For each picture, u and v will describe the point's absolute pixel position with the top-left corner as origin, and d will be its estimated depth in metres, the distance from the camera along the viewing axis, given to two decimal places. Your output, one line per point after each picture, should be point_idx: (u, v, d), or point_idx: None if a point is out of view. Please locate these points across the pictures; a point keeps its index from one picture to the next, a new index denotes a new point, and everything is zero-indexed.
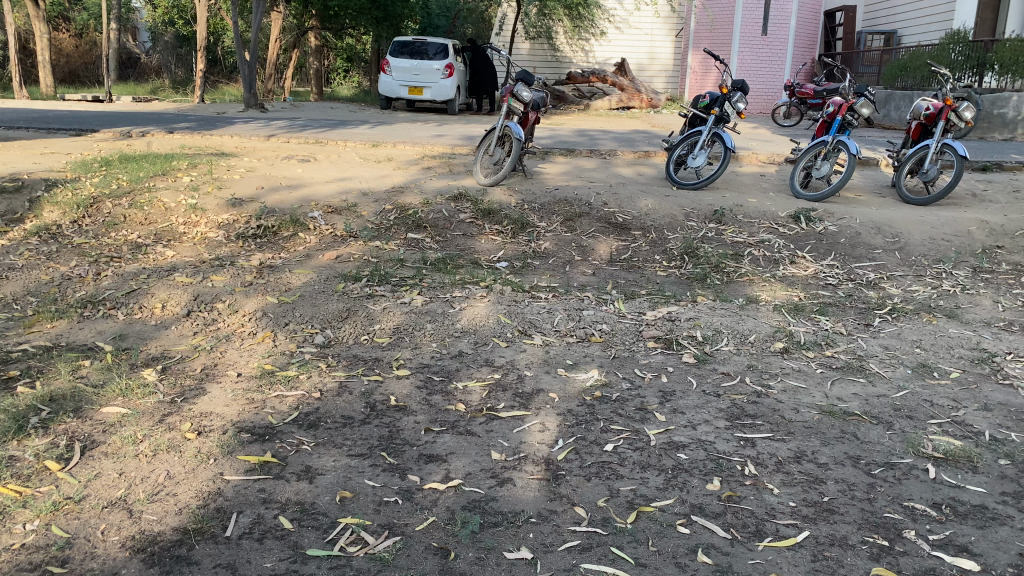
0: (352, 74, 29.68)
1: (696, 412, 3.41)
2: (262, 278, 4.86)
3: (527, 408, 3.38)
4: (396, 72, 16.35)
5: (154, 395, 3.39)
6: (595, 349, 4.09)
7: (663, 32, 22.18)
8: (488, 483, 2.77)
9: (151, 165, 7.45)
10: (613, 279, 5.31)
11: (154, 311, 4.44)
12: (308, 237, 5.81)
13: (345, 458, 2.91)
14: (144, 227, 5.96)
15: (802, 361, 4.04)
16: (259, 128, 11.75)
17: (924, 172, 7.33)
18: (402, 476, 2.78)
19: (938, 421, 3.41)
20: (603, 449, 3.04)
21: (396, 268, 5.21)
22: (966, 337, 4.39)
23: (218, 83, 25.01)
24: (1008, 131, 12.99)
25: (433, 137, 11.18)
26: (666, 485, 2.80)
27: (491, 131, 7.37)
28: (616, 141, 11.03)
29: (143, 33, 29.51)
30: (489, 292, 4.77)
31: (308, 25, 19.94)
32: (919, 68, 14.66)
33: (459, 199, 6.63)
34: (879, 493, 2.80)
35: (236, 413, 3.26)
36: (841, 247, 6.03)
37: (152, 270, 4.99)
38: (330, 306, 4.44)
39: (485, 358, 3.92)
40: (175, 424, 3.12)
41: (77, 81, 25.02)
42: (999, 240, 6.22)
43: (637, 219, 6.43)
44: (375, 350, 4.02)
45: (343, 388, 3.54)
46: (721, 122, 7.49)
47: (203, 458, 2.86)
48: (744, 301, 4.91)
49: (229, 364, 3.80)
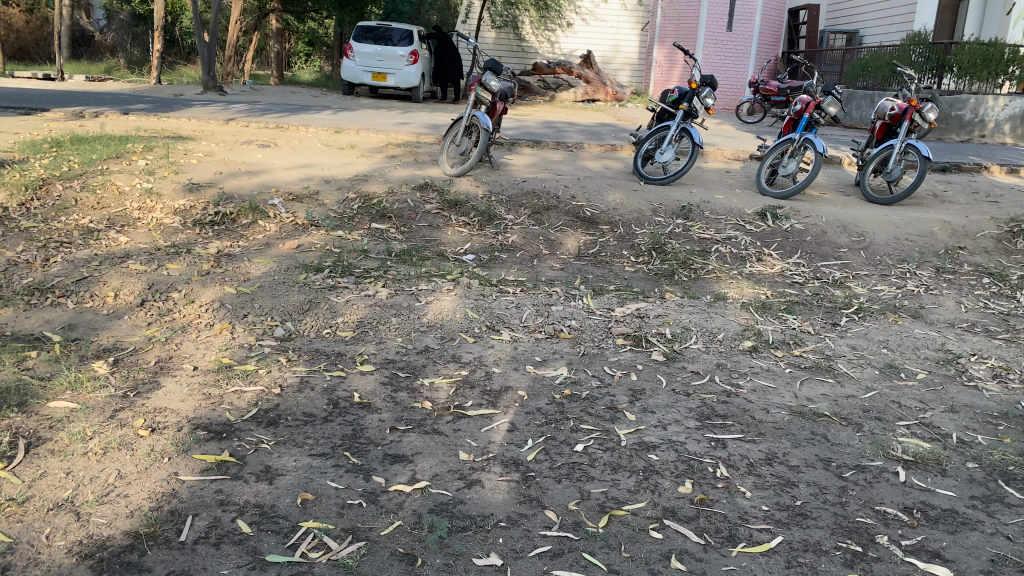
0: (314, 58, 29.35)
1: (666, 411, 3.35)
2: (219, 267, 4.70)
3: (496, 406, 3.30)
4: (359, 57, 16.10)
5: (106, 389, 3.24)
6: (564, 346, 4.02)
7: (629, 26, 22.19)
8: (456, 485, 2.68)
9: (104, 147, 7.19)
10: (582, 274, 5.25)
11: (106, 300, 4.25)
12: (268, 225, 5.65)
13: (307, 457, 2.80)
14: (96, 211, 5.74)
15: (770, 360, 4.01)
16: (218, 111, 11.46)
17: (888, 172, 7.42)
18: (367, 478, 2.68)
19: (906, 423, 3.41)
20: (573, 449, 2.97)
21: (360, 259, 5.10)
22: (932, 338, 4.41)
23: (175, 64, 24.51)
24: (966, 132, 13.22)
25: (397, 124, 11.00)
26: (637, 488, 2.74)
27: (458, 120, 7.26)
28: (582, 134, 10.99)
29: (97, 11, 28.71)
30: (456, 286, 4.67)
31: (269, 7, 19.61)
32: (880, 68, 14.85)
33: (424, 188, 6.52)
34: (851, 497, 2.78)
35: (192, 409, 3.12)
36: (807, 245, 6.04)
37: (104, 257, 4.80)
38: (292, 298, 4.32)
39: (452, 354, 3.83)
40: (127, 421, 2.98)
41: (27, 57, 24.32)
42: (961, 241, 6.30)
43: (604, 214, 6.37)
44: (338, 344, 3.90)
45: (304, 384, 3.42)
46: (689, 118, 7.46)
47: (156, 457, 2.73)
48: (712, 298, 4.88)
49: (185, 357, 3.65)
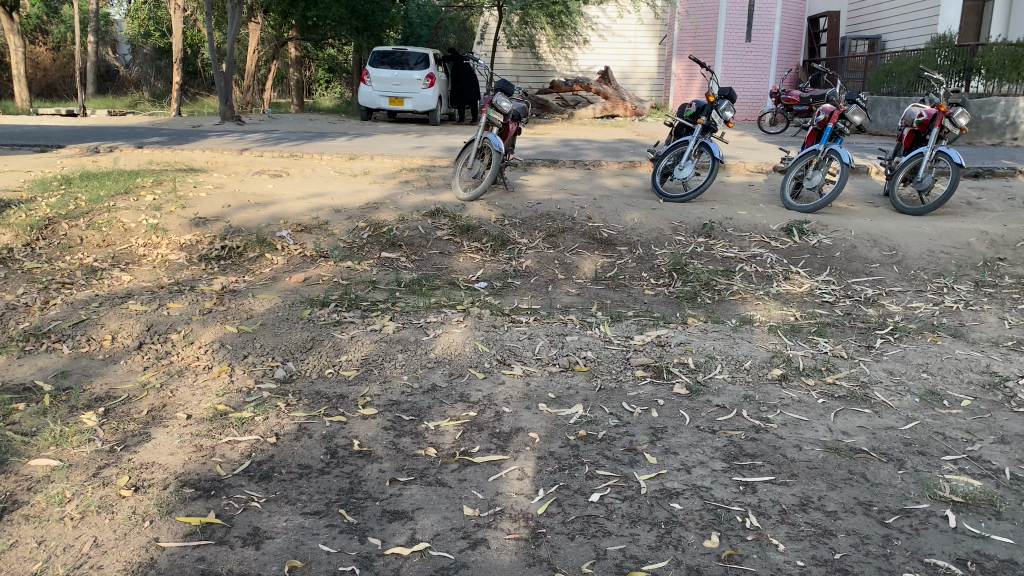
0: (334, 84, 29.58)
1: (689, 452, 3.11)
2: (222, 305, 4.54)
3: (505, 451, 3.07)
4: (376, 83, 16.02)
5: (92, 443, 3.06)
6: (579, 380, 3.79)
7: (647, 40, 22.01)
8: (459, 545, 2.45)
9: (113, 182, 7.09)
10: (599, 299, 5.03)
11: (103, 344, 4.09)
12: (276, 258, 5.50)
13: (298, 517, 2.59)
14: (101, 249, 5.62)
15: (802, 390, 3.75)
16: (233, 141, 11.39)
17: (919, 180, 7.09)
18: (361, 540, 2.47)
19: (952, 458, 3.13)
20: (588, 500, 2.74)
21: (368, 291, 4.91)
22: (975, 359, 4.12)
23: (197, 95, 24.80)
24: (996, 136, 12.84)
25: (412, 149, 10.84)
26: (658, 543, 2.50)
27: (470, 143, 7.05)
28: (601, 151, 10.79)
29: (122, 47, 29.12)
30: (466, 317, 4.46)
31: (287, 36, 19.73)
32: (904, 73, 14.50)
33: (436, 214, 6.32)
34: (896, 548, 2.51)
35: (180, 463, 2.93)
36: (837, 261, 5.76)
37: (105, 298, 4.66)
38: (294, 336, 4.13)
39: (459, 393, 3.61)
40: (110, 479, 2.79)
41: (54, 94, 24.65)
42: (1000, 251, 5.98)
43: (622, 234, 6.14)
44: (340, 385, 3.70)
45: (301, 431, 3.22)
46: (709, 131, 7.20)
47: (136, 521, 2.53)
48: (738, 322, 4.63)
49: (179, 405, 3.47)
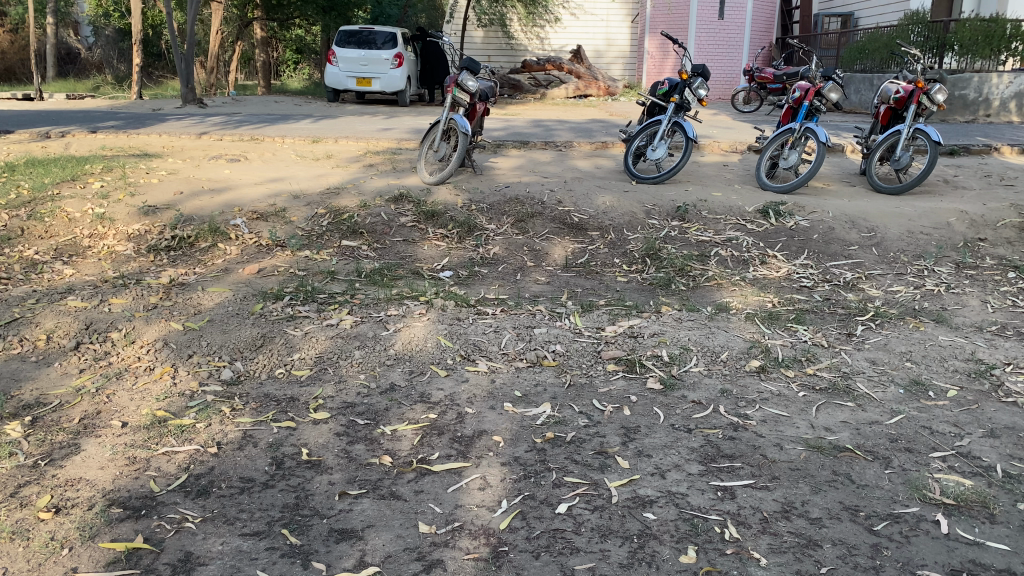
0: (303, 66, 29.04)
1: (664, 454, 2.90)
2: (169, 299, 4.26)
3: (466, 458, 2.85)
4: (342, 63, 15.59)
5: (13, 458, 2.79)
6: (547, 376, 3.57)
7: (620, 18, 21.76)
8: (412, 569, 2.24)
9: (60, 169, 6.74)
10: (570, 287, 4.81)
11: (37, 344, 3.79)
12: (229, 248, 5.21)
13: (236, 539, 2.35)
14: (42, 241, 5.30)
15: (781, 382, 3.56)
16: (192, 125, 10.99)
17: (896, 159, 6.91)
18: (304, 566, 2.24)
19: (941, 455, 2.95)
20: (555, 512, 2.52)
21: (325, 282, 4.66)
22: (960, 346, 3.95)
23: (161, 78, 24.21)
24: (971, 112, 12.72)
25: (379, 131, 10.51)
26: (630, 560, 2.29)
27: (436, 124, 6.77)
28: (573, 132, 10.55)
29: (86, 28, 28.30)
30: (429, 309, 4.22)
31: (251, 16, 19.18)
32: (878, 50, 14.36)
33: (400, 199, 6.06)
34: (886, 559, 2.32)
35: (110, 479, 2.68)
36: (815, 244, 5.59)
37: (44, 294, 4.36)
38: (243, 332, 3.87)
39: (420, 393, 3.38)
40: (30, 499, 2.53)
41: (13, 78, 23.90)
42: (980, 231, 5.83)
43: (594, 218, 5.92)
44: (292, 387, 3.45)
45: (246, 440, 2.97)
46: (682, 110, 6.96)
47: (53, 549, 2.29)
48: (714, 309, 4.42)
49: (114, 412, 3.20)
